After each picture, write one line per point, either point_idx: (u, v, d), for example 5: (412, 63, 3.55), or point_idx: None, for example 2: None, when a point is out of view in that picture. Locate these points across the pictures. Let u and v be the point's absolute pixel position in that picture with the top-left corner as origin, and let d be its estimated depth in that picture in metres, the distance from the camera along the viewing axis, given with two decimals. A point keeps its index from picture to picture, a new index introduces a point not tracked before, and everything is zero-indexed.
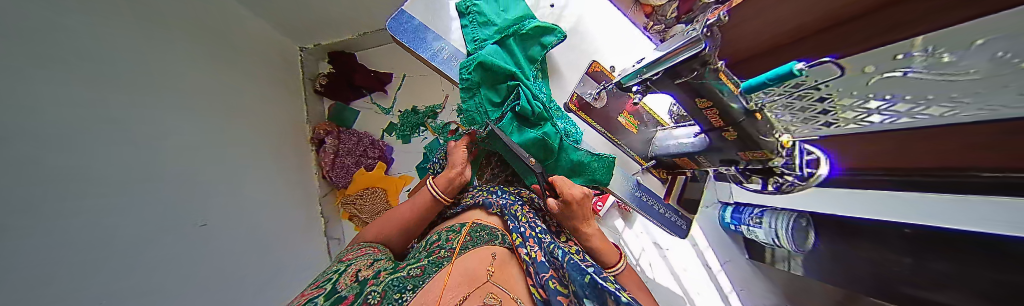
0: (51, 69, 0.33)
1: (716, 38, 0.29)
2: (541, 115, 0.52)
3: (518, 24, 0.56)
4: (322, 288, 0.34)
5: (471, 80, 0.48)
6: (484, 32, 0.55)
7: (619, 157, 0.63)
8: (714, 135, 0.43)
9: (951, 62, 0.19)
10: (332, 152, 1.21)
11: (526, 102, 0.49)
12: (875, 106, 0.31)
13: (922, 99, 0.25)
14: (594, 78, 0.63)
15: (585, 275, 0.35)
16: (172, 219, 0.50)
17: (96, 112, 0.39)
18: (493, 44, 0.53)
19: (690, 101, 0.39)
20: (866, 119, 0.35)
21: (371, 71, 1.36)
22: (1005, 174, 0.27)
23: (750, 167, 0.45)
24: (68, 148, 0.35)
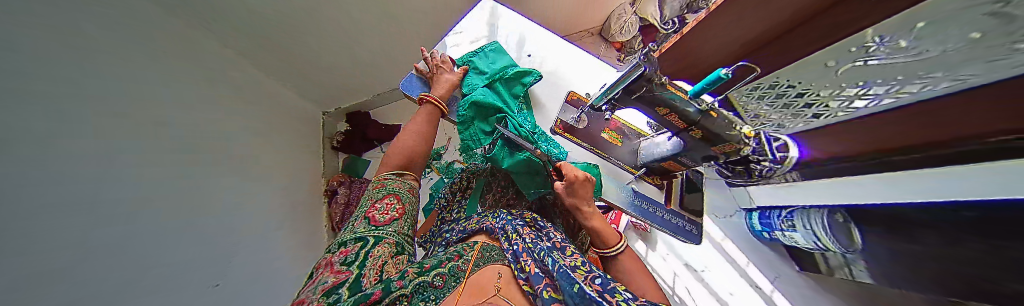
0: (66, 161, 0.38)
1: (652, 61, 0.37)
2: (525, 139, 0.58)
3: (503, 71, 0.68)
4: (350, 272, 0.35)
5: (465, 116, 0.58)
6: (476, 80, 0.66)
7: (610, 170, 0.66)
8: (684, 136, 0.48)
9: (904, 47, 0.30)
10: (343, 202, 1.28)
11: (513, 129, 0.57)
12: (848, 94, 0.42)
13: (886, 82, 0.35)
14: (573, 105, 0.72)
15: (574, 284, 0.34)
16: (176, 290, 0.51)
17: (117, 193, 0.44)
18: (483, 87, 0.63)
19: (653, 110, 0.45)
20: (848, 106, 0.46)
21: (382, 126, 1.53)
22: (993, 140, 0.34)
23: (729, 159, 0.49)
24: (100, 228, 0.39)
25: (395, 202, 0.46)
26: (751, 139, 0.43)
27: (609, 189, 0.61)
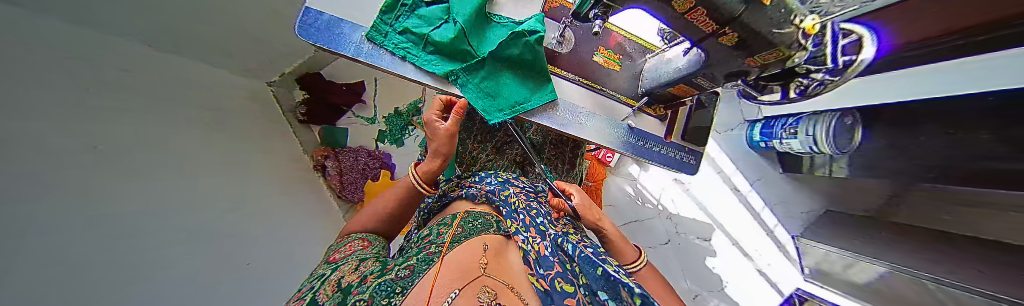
0: (69, 144, 0.34)
1: None
2: (456, 57, 0.45)
3: None
4: (303, 299, 0.28)
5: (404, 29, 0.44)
6: None
7: (601, 104, 0.52)
8: (709, 45, 0.34)
9: None
10: (338, 173, 1.26)
11: (446, 49, 0.44)
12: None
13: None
14: (552, 17, 0.52)
15: (597, 268, 0.36)
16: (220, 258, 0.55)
17: (117, 178, 0.40)
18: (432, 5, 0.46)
19: (667, 7, 0.29)
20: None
21: (342, 85, 1.34)
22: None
23: (763, 75, 0.36)
24: (106, 217, 0.36)
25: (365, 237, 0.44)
26: (815, 39, 0.28)
27: (600, 130, 0.51)
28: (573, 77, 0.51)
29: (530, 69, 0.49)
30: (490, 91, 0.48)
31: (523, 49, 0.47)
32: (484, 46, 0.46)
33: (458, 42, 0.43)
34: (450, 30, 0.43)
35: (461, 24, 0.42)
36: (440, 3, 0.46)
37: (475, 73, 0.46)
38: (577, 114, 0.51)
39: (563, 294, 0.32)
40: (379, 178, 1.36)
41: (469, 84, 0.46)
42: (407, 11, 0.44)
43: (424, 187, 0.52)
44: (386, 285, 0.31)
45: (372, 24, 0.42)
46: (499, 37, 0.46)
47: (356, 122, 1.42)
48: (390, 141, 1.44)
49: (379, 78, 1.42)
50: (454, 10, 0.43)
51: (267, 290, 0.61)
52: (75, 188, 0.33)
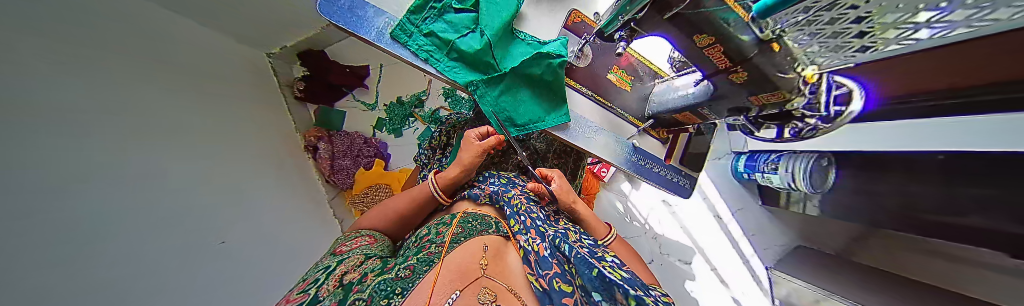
0: (36, 110, 0.30)
1: None
2: (481, 68, 0.46)
3: None
4: (307, 294, 0.32)
5: (429, 32, 0.44)
6: None
7: (610, 121, 0.54)
8: (719, 80, 0.36)
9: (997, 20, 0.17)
10: (328, 156, 1.22)
11: (471, 58, 0.45)
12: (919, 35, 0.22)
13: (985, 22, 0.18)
14: (574, 31, 0.54)
15: (593, 269, 0.36)
16: (193, 240, 0.52)
17: (72, 149, 0.35)
18: (462, 13, 0.47)
19: (688, 40, 0.32)
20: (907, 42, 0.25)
21: (346, 68, 1.31)
22: None
23: (762, 113, 0.39)
24: (58, 194, 0.32)
25: (373, 239, 0.48)
26: (813, 87, 0.31)
27: (606, 144, 0.53)
28: (588, 93, 0.54)
29: (547, 88, 0.51)
30: (507, 105, 0.49)
31: (545, 69, 0.48)
32: (508, 61, 0.48)
33: (483, 53, 0.45)
34: (476, 41, 0.45)
35: (488, 36, 0.45)
36: (469, 11, 0.47)
37: (495, 85, 0.47)
38: (586, 127, 0.53)
39: (563, 293, 0.35)
40: (372, 168, 1.33)
41: (490, 97, 0.47)
42: (435, 15, 0.45)
43: (442, 196, 0.55)
44: (385, 285, 0.34)
45: (399, 23, 0.43)
46: (521, 54, 0.48)
47: (355, 106, 1.39)
48: (388, 130, 1.40)
49: (384, 64, 1.38)
50: (482, 23, 0.45)
51: (247, 276, 0.60)
52: (32, 159, 0.29)
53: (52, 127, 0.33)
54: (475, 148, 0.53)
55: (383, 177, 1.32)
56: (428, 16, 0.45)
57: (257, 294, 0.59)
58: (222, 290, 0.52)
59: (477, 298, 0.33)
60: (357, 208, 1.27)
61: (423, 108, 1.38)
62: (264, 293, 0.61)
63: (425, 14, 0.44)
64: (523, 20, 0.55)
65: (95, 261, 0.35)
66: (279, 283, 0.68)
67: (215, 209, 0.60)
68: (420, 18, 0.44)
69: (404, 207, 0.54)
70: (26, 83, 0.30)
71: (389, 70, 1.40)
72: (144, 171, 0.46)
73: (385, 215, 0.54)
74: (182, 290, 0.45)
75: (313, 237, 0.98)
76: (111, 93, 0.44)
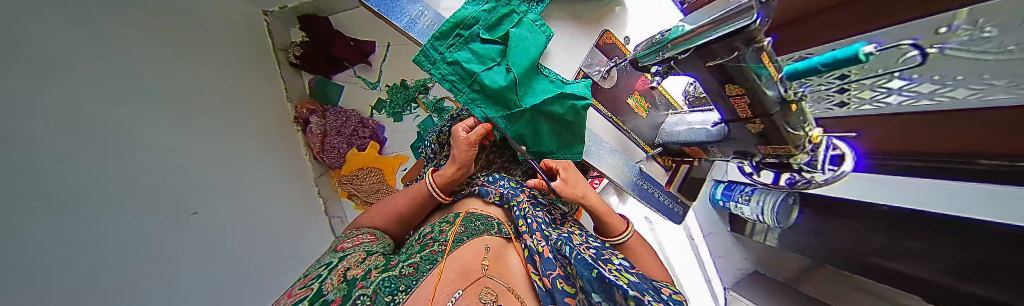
0: (30, 73, 0.27)
1: (770, 6, 0.22)
2: (501, 102, 0.47)
3: (514, 6, 0.47)
4: (309, 289, 0.32)
5: (455, 59, 0.44)
6: (475, 10, 0.45)
7: (623, 143, 0.58)
8: (735, 126, 0.39)
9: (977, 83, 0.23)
10: (319, 132, 1.17)
11: (492, 91, 0.46)
12: (899, 86, 0.32)
13: (952, 80, 0.26)
14: (605, 53, 0.55)
15: (593, 270, 0.34)
16: (178, 214, 0.49)
17: (72, 115, 0.33)
18: (488, 41, 0.46)
19: (718, 86, 0.34)
20: (881, 100, 0.37)
21: (350, 41, 1.24)
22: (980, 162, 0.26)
23: (766, 161, 0.41)
24: (61, 164, 0.30)
25: (373, 236, 0.47)
26: (814, 145, 0.33)
27: (616, 165, 0.57)
28: (607, 115, 0.56)
29: (567, 126, 0.52)
30: (519, 131, 0.50)
31: (567, 109, 0.49)
32: (530, 97, 0.48)
33: (507, 89, 0.46)
34: (502, 77, 0.45)
35: (515, 73, 0.45)
36: (496, 42, 0.46)
37: (517, 120, 0.49)
38: (599, 145, 0.56)
39: (564, 292, 0.35)
40: (365, 150, 1.29)
41: (512, 124, 0.49)
42: (461, 43, 0.45)
43: (441, 195, 0.53)
44: (389, 281, 0.34)
45: (423, 49, 0.43)
46: (544, 92, 0.49)
47: (355, 82, 1.32)
48: (387, 113, 1.35)
49: (392, 43, 1.31)
50: (510, 59, 0.45)
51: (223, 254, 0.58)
52: (38, 128, 0.27)
53: (54, 92, 0.30)
54: (463, 144, 0.48)
55: (375, 161, 1.31)
56: (452, 47, 0.45)
57: (231, 274, 0.58)
58: (201, 267, 0.51)
59: (477, 298, 0.32)
60: (345, 188, 1.26)
61: (427, 95, 1.34)
62: (238, 271, 0.60)
63: (450, 41, 0.44)
64: (548, 55, 0.54)
65: (103, 237, 0.34)
66: (254, 261, 0.66)
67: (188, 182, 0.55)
68: (446, 45, 0.45)
69: (403, 206, 0.53)
70: (23, 41, 0.27)
71: (395, 50, 1.32)
72: (136, 139, 0.43)
73: (386, 214, 0.53)
74: (167, 268, 0.43)
75: (294, 215, 0.95)
76: (100, 49, 0.39)
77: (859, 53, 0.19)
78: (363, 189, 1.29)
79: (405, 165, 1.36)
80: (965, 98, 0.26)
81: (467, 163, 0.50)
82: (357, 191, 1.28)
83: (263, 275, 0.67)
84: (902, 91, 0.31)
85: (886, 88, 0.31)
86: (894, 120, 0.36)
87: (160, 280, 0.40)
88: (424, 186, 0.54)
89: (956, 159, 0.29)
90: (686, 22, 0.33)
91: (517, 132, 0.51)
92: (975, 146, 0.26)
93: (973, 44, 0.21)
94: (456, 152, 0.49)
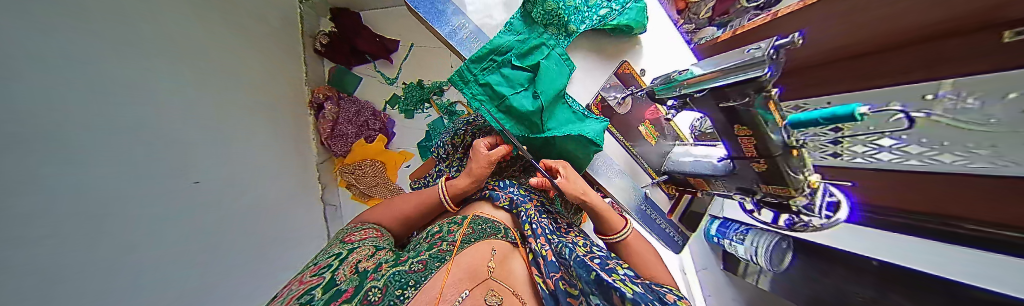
0: None
1: (780, 63, 0.26)
2: (525, 124, 0.51)
3: (545, 38, 0.51)
4: (321, 277, 0.33)
5: (488, 82, 0.48)
6: (509, 39, 0.49)
7: (632, 167, 0.62)
8: (741, 163, 0.41)
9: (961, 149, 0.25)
10: (331, 119, 1.21)
11: (516, 113, 0.49)
12: (887, 144, 0.33)
13: (938, 144, 0.27)
14: (622, 80, 0.59)
15: (590, 272, 0.35)
16: (123, 194, 0.46)
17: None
18: (517, 69, 0.50)
19: (728, 125, 0.37)
20: (872, 155, 0.37)
21: (376, 37, 1.30)
22: (992, 230, 0.25)
23: (765, 199, 0.44)
24: None
25: (379, 233, 0.47)
26: (813, 190, 0.35)
27: (623, 188, 0.60)
28: (620, 139, 0.60)
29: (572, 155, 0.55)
30: (534, 147, 0.56)
31: (580, 146, 0.53)
32: (551, 122, 0.53)
33: (533, 114, 0.49)
34: (530, 102, 0.49)
35: (542, 100, 0.49)
36: (525, 70, 0.50)
37: (536, 141, 0.53)
38: (610, 167, 0.60)
39: (567, 294, 0.37)
40: (372, 142, 1.31)
41: (530, 142, 0.54)
42: (494, 67, 0.49)
43: (449, 205, 0.53)
44: (399, 276, 0.34)
45: (459, 71, 0.48)
46: (566, 121, 0.53)
47: (373, 76, 1.36)
48: (400, 109, 1.38)
49: (415, 44, 1.37)
50: (540, 87, 0.49)
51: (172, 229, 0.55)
52: None
53: None
54: (484, 160, 0.52)
55: (380, 154, 1.32)
56: (484, 71, 0.49)
57: (181, 253, 0.55)
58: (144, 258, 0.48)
59: (483, 300, 0.33)
60: (344, 178, 1.29)
61: (441, 97, 1.37)
62: (194, 256, 0.57)
63: (484, 65, 0.49)
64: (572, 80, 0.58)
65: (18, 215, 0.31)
66: (215, 241, 0.64)
67: (146, 150, 0.52)
68: (480, 68, 0.49)
69: (411, 209, 0.53)
70: None
71: (417, 51, 1.38)
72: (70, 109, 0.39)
73: (392, 212, 0.53)
74: (93, 251, 0.40)
75: (284, 202, 0.96)
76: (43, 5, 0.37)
77: (856, 112, 0.22)
78: (363, 181, 1.30)
79: (408, 163, 1.37)
80: (952, 163, 0.27)
81: (478, 177, 0.53)
82: (356, 182, 1.29)
83: (223, 268, 0.64)
84: (892, 150, 0.33)
85: (878, 145, 0.34)
86: (891, 176, 0.37)
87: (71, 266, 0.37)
88: (435, 191, 0.54)
89: (953, 222, 0.31)
90: (702, 65, 0.36)
91: (530, 146, 0.56)
92: (970, 196, 0.28)
93: (954, 112, 0.22)
94: (477, 167, 0.52)
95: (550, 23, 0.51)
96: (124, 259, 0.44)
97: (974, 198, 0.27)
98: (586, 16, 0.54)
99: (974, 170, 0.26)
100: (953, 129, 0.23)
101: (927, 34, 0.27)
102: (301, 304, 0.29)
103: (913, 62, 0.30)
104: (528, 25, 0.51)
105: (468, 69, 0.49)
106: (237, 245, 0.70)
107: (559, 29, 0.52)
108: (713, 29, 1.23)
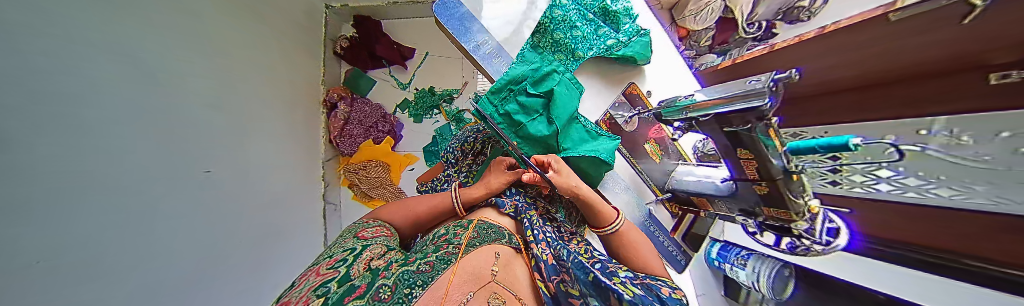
0: None
1: (780, 94, 0.29)
2: (542, 145, 0.55)
3: (555, 64, 0.55)
4: (336, 271, 0.35)
5: (506, 111, 0.53)
6: (523, 69, 0.54)
7: (636, 183, 0.64)
8: (743, 185, 0.43)
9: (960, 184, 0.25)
10: (342, 118, 1.25)
11: (532, 137, 0.53)
12: (884, 174, 0.34)
13: (933, 178, 0.27)
14: (629, 101, 0.62)
15: (589, 273, 0.37)
16: (114, 177, 0.47)
17: None
18: (531, 96, 0.53)
19: (731, 149, 0.39)
20: (870, 186, 0.38)
21: (394, 44, 1.37)
22: (983, 265, 0.23)
23: (768, 222, 0.45)
24: None
25: (387, 232, 0.48)
26: (813, 215, 0.36)
27: (627, 203, 0.62)
28: (628, 157, 0.63)
29: (583, 172, 0.57)
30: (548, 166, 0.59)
31: (593, 165, 0.55)
32: (565, 142, 0.55)
33: (548, 137, 0.53)
34: (544, 127, 0.53)
35: (555, 124, 0.52)
36: (539, 96, 0.53)
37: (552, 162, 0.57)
38: (616, 182, 0.62)
39: (568, 295, 0.39)
40: (379, 143, 1.33)
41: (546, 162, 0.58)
42: (510, 96, 0.53)
43: (460, 209, 0.54)
44: (407, 276, 0.34)
45: (480, 104, 0.53)
46: (578, 140, 0.55)
47: (386, 80, 1.41)
48: (409, 113, 1.41)
49: (429, 53, 1.42)
50: (554, 113, 0.51)
51: (158, 216, 0.54)
52: None
53: None
54: (505, 176, 0.55)
55: (385, 155, 1.34)
56: (501, 101, 0.54)
57: (160, 244, 0.54)
58: (117, 248, 0.46)
59: (487, 301, 0.33)
60: (348, 176, 1.31)
61: (450, 104, 1.41)
62: (172, 249, 0.56)
63: (503, 95, 0.54)
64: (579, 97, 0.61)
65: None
66: (199, 234, 0.63)
67: (142, 137, 0.52)
68: (499, 98, 0.54)
69: (423, 210, 0.54)
70: None
71: (431, 59, 1.44)
72: (64, 91, 0.40)
73: (403, 212, 0.54)
74: (68, 235, 0.40)
75: (282, 195, 0.97)
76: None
77: (848, 143, 0.24)
78: (365, 181, 1.31)
79: (412, 166, 1.39)
80: (950, 198, 0.27)
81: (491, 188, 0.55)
82: (359, 182, 1.30)
83: (203, 262, 0.62)
84: (889, 181, 0.34)
85: (877, 176, 0.35)
86: (902, 210, 0.35)
87: (35, 251, 0.36)
88: (449, 194, 0.56)
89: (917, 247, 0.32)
90: (707, 90, 0.39)
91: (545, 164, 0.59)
92: (964, 228, 0.26)
93: (957, 151, 0.22)
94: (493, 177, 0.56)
95: (559, 50, 0.56)
96: (95, 247, 0.43)
97: (973, 230, 0.25)
98: (593, 44, 0.57)
99: (962, 203, 0.26)
100: (947, 163, 0.23)
101: (917, 70, 0.30)
102: (319, 296, 0.31)
103: (901, 91, 0.32)
104: (541, 53, 0.55)
105: (488, 100, 0.55)
106: (225, 236, 0.70)
107: (567, 55, 0.56)
108: (715, 56, 1.30)
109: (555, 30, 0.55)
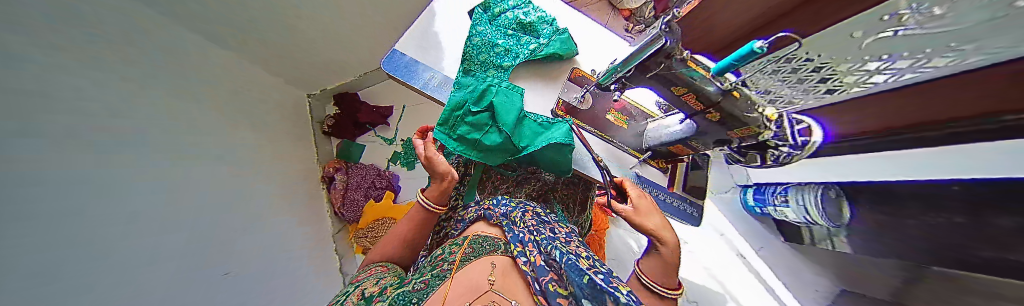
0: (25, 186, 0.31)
1: (675, 33, 0.31)
2: (503, 150, 0.59)
3: (487, 79, 0.60)
4: None
5: (459, 136, 0.56)
6: (460, 94, 0.57)
7: (612, 153, 0.65)
8: (699, 119, 0.44)
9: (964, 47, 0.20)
10: (342, 188, 1.31)
11: (491, 148, 0.57)
12: (875, 67, 0.30)
13: (921, 53, 0.24)
14: (577, 83, 0.66)
15: (583, 275, 0.36)
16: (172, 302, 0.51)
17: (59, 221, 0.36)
18: (477, 114, 0.56)
19: (668, 91, 0.41)
20: (868, 82, 0.34)
21: (374, 108, 1.48)
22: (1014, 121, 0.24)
23: (744, 144, 0.46)
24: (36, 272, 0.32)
25: (380, 267, 0.47)
26: (774, 122, 0.38)
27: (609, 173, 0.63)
28: (592, 131, 0.65)
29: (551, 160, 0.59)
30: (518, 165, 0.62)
31: (558, 152, 0.57)
32: (523, 140, 0.58)
33: (505, 143, 0.57)
34: (497, 137, 0.57)
35: (507, 130, 0.56)
36: (483, 111, 0.57)
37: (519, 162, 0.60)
38: (592, 158, 0.63)
39: (557, 294, 0.37)
40: (381, 200, 1.38)
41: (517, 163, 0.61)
42: (459, 121, 0.56)
43: (434, 207, 0.52)
44: (403, 297, 0.35)
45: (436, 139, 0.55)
46: (535, 134, 0.58)
47: (374, 141, 1.51)
48: (402, 163, 1.48)
49: (406, 105, 1.54)
50: (501, 121, 0.55)
51: None
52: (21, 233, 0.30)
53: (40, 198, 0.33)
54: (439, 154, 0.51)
55: (391, 210, 1.35)
56: (450, 130, 0.56)
57: None
58: None
59: None
60: (359, 243, 1.30)
61: None
62: None
63: (451, 123, 0.56)
64: (526, 95, 0.65)
65: None
66: None
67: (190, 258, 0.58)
68: (448, 127, 0.56)
69: (405, 229, 0.53)
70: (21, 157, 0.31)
71: (410, 110, 1.55)
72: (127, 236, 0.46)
73: (389, 243, 0.52)
74: None
75: (308, 279, 0.98)
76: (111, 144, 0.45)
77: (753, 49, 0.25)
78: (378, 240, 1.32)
79: None
80: (945, 66, 0.24)
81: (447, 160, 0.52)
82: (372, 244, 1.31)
83: None
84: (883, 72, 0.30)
85: (866, 71, 0.31)
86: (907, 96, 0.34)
87: None
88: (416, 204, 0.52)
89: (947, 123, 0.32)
90: None
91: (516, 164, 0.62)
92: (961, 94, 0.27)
93: (932, 21, 0.20)
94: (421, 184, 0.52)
95: (488, 68, 0.62)
96: None
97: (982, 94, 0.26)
98: (518, 52, 0.63)
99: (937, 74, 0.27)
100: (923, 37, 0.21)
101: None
102: None
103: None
104: (472, 76, 0.61)
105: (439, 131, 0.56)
106: None
107: (496, 69, 0.62)
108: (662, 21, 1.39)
109: (480, 53, 0.62)
